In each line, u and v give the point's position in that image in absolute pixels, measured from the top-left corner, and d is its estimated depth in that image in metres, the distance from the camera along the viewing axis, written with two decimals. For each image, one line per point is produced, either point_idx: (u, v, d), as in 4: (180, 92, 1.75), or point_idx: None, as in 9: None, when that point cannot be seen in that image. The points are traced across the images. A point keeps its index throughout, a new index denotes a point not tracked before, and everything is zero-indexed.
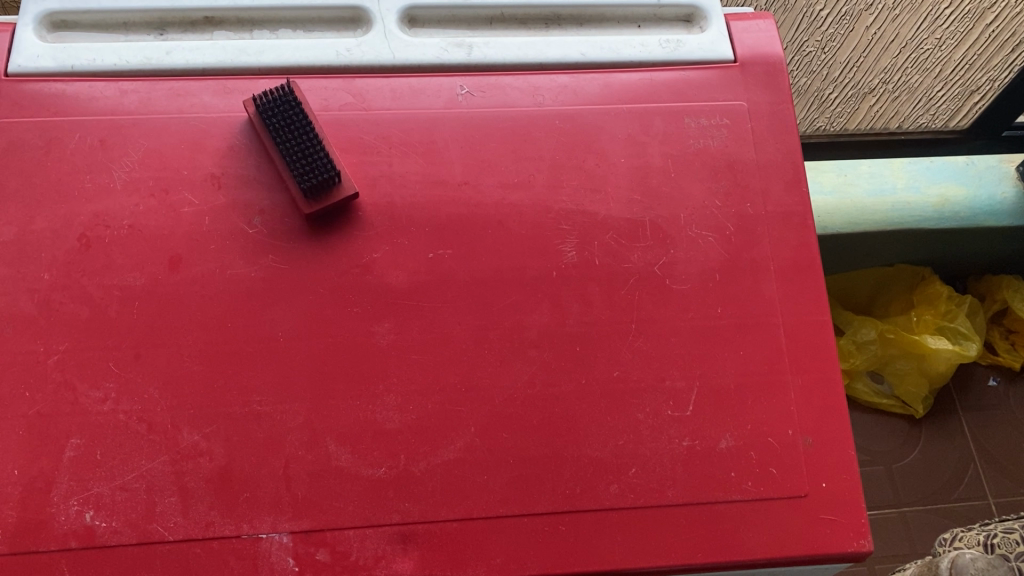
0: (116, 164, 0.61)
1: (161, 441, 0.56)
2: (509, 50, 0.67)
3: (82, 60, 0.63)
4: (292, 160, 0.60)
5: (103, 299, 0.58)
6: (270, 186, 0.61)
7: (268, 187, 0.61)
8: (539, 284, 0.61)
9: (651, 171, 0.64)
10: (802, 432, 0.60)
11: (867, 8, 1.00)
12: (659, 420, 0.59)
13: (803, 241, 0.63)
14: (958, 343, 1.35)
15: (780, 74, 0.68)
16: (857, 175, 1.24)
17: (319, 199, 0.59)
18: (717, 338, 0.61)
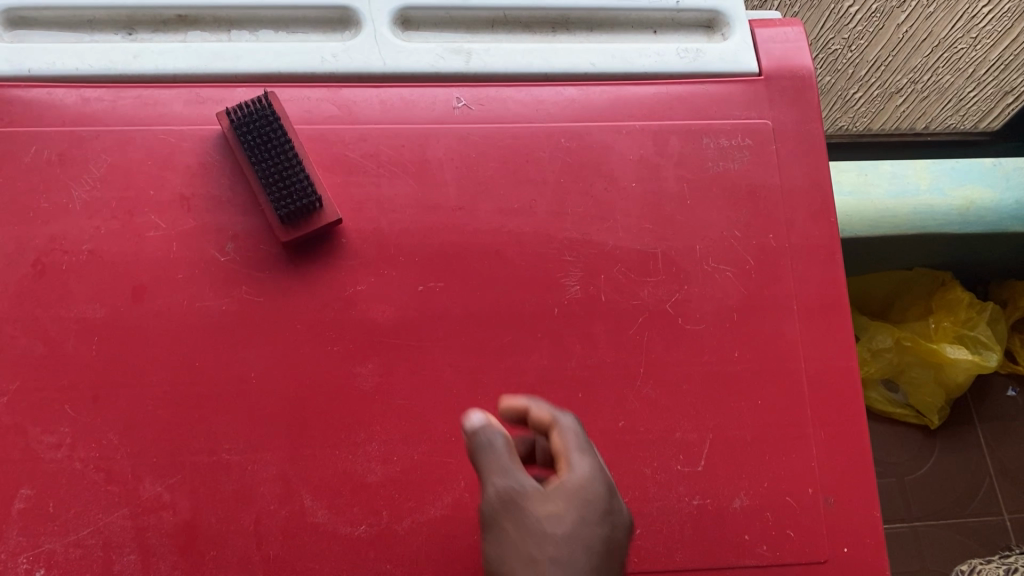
0: (75, 182, 0.55)
1: (120, 493, 0.51)
2: (512, 58, 0.61)
3: (40, 62, 0.57)
4: (266, 182, 0.54)
5: (59, 333, 0.53)
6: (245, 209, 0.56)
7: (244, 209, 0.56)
8: (538, 322, 0.56)
9: (665, 197, 0.59)
10: (823, 491, 0.54)
11: (900, 5, 0.94)
12: (667, 476, 0.54)
13: (830, 277, 0.58)
14: (978, 352, 1.29)
15: (809, 89, 0.62)
16: (877, 175, 1.15)
17: (297, 227, 0.54)
18: (733, 386, 0.55)
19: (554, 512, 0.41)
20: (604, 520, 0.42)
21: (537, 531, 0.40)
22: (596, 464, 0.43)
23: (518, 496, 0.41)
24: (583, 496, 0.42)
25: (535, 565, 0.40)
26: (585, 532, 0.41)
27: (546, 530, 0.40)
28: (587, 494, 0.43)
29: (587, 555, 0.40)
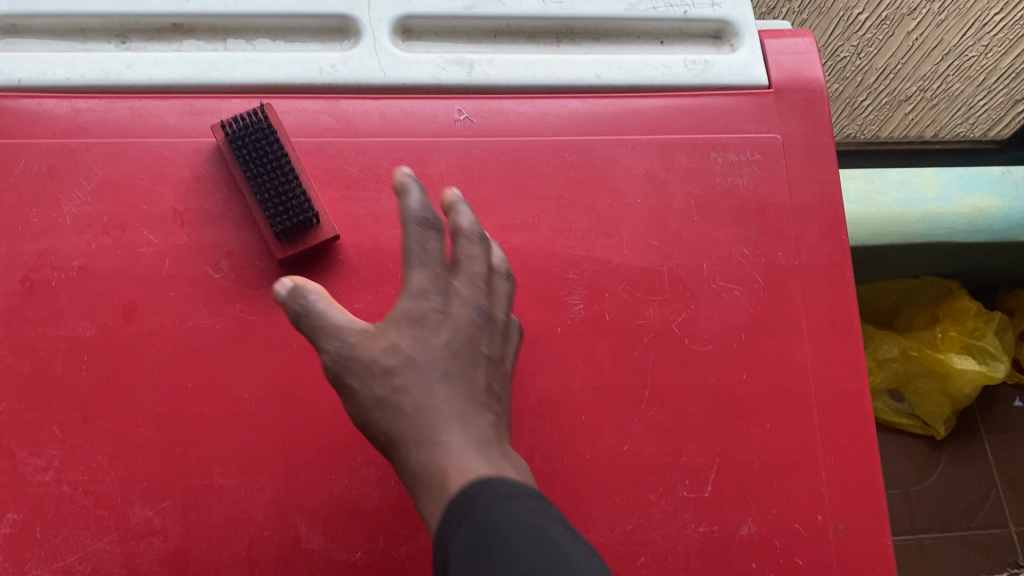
0: (66, 196, 0.54)
1: (109, 518, 0.49)
2: (515, 69, 0.59)
3: (30, 72, 0.56)
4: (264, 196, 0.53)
5: (47, 352, 0.51)
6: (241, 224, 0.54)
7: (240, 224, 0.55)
8: (541, 342, 0.54)
9: (672, 213, 0.57)
10: (833, 518, 0.53)
11: (910, 13, 0.92)
12: (673, 502, 0.52)
13: (840, 297, 0.56)
14: (986, 364, 1.28)
15: (820, 103, 0.60)
16: (885, 182, 1.13)
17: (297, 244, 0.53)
18: (740, 409, 0.54)
19: (387, 343, 0.41)
20: (441, 304, 0.42)
21: (373, 370, 0.41)
22: (421, 280, 0.41)
23: (345, 352, 0.41)
24: (410, 315, 0.41)
25: (383, 403, 0.40)
26: (422, 354, 0.41)
27: (378, 367, 0.41)
28: (423, 313, 0.41)
29: (443, 377, 0.40)
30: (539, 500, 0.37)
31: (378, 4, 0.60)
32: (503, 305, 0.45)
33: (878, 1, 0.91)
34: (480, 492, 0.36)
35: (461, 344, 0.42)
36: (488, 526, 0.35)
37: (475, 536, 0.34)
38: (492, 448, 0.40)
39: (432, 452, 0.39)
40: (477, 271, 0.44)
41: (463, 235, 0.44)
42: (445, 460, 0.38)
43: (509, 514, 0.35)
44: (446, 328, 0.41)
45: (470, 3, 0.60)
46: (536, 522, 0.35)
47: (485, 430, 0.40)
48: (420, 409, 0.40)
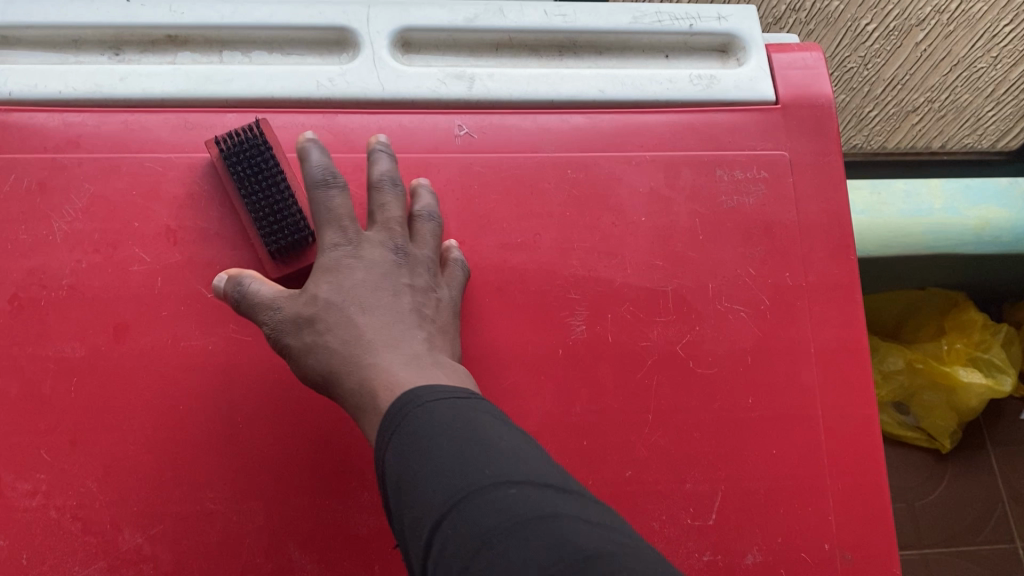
0: (56, 212, 0.53)
1: (97, 544, 0.48)
2: (517, 83, 0.58)
3: (21, 84, 0.55)
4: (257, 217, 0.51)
5: (36, 373, 0.50)
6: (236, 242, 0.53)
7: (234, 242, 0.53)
8: (542, 365, 0.52)
9: (676, 231, 0.56)
10: (840, 546, 0.51)
11: (919, 24, 0.90)
12: (677, 530, 0.51)
13: (848, 319, 0.55)
14: (993, 376, 1.25)
15: (828, 119, 0.59)
16: (891, 194, 1.16)
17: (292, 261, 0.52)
18: (746, 434, 0.53)
19: (311, 295, 0.47)
20: (356, 250, 0.48)
21: (300, 325, 0.46)
22: (331, 236, 0.48)
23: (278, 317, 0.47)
24: (323, 269, 0.47)
25: (315, 347, 0.45)
26: (336, 297, 0.46)
27: (303, 320, 0.46)
28: (341, 261, 0.48)
29: (362, 306, 0.46)
30: (469, 401, 0.40)
31: (377, 16, 0.58)
32: (430, 246, 0.51)
33: (886, 12, 0.88)
34: (405, 401, 0.40)
35: (377, 283, 0.47)
36: (416, 429, 0.38)
37: (405, 441, 0.37)
38: (420, 360, 0.43)
39: (362, 377, 0.43)
40: (393, 216, 0.51)
41: (375, 187, 0.51)
42: (373, 378, 0.42)
43: (434, 414, 0.38)
44: (358, 268, 0.47)
45: (471, 15, 0.59)
46: (461, 417, 0.38)
47: (413, 346, 0.44)
48: (343, 341, 0.44)
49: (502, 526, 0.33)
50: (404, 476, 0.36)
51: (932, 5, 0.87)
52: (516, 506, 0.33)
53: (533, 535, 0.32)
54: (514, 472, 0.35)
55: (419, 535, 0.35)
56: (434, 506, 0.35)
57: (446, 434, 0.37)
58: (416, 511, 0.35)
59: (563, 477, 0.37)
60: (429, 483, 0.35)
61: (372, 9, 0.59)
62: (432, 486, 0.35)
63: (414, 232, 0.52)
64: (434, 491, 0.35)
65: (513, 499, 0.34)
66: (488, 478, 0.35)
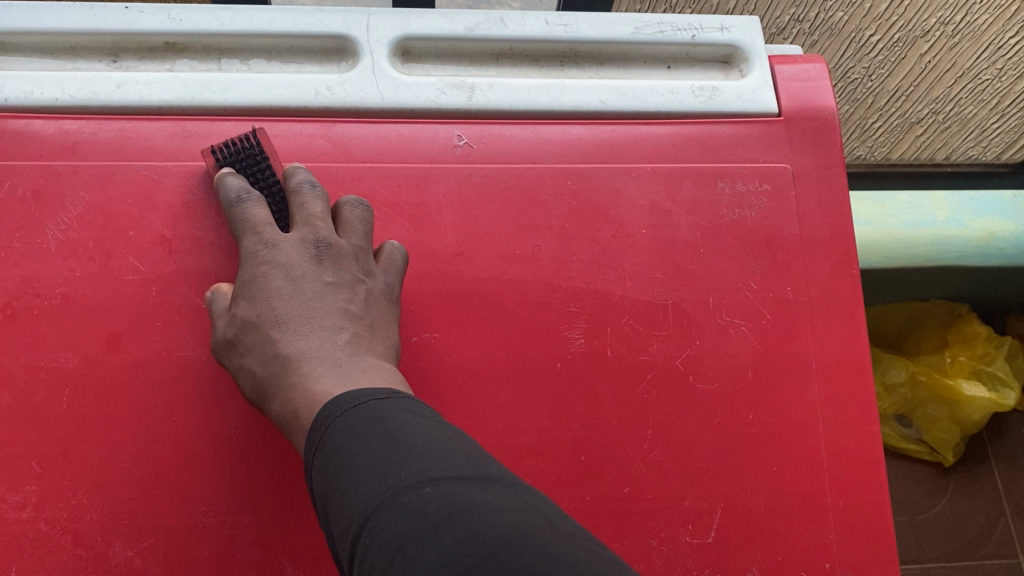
0: (51, 220, 0.52)
1: (87, 558, 0.47)
2: (517, 93, 0.58)
3: (17, 90, 0.54)
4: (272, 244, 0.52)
5: (28, 383, 0.49)
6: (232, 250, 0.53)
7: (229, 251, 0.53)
8: (540, 379, 0.52)
9: (677, 244, 0.55)
10: (841, 566, 0.51)
11: (923, 36, 0.89)
12: (675, 547, 0.50)
13: (850, 334, 0.54)
14: (996, 390, 1.25)
15: (831, 132, 0.58)
16: (895, 205, 1.12)
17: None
18: (746, 450, 0.52)
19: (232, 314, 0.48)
20: (276, 257, 0.49)
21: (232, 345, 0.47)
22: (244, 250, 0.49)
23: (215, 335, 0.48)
24: (244, 281, 0.49)
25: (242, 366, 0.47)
26: (257, 312, 0.47)
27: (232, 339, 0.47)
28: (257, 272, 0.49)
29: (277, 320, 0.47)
30: (387, 402, 0.41)
31: (377, 24, 0.58)
32: (359, 233, 0.52)
33: (891, 24, 0.87)
34: (324, 416, 0.41)
35: (297, 289, 0.48)
36: (336, 442, 0.39)
37: (327, 454, 0.39)
38: (340, 370, 0.45)
39: (289, 393, 0.45)
40: (314, 213, 0.51)
41: (293, 191, 0.52)
42: (298, 394, 0.44)
43: (351, 423, 0.40)
44: (277, 275, 0.48)
45: (471, 24, 0.59)
46: (377, 421, 0.40)
47: (334, 355, 0.46)
48: (264, 361, 0.46)
49: (418, 528, 0.34)
50: (329, 492, 0.38)
51: (937, 18, 0.86)
52: (429, 506, 0.35)
53: (451, 531, 0.33)
54: (429, 471, 0.37)
55: (347, 544, 0.36)
56: (355, 514, 0.36)
57: (362, 442, 0.39)
58: (342, 521, 0.37)
59: (479, 465, 0.38)
60: (350, 494, 0.37)
61: (372, 17, 0.58)
62: (353, 497, 0.37)
63: (341, 221, 0.52)
64: (355, 501, 0.37)
65: (427, 500, 0.35)
66: (406, 481, 0.36)
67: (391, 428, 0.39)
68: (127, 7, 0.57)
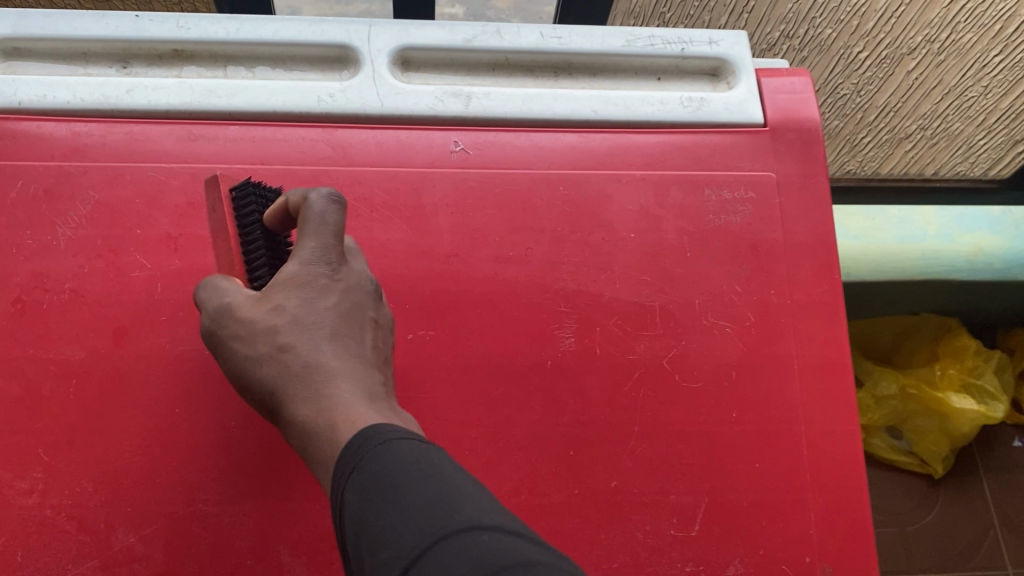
0: (61, 218, 0.54)
1: (91, 543, 0.49)
2: (513, 102, 0.60)
3: (31, 94, 0.57)
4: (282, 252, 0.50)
5: (36, 374, 0.51)
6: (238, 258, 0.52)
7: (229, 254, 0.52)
8: (531, 376, 0.53)
9: (665, 249, 0.57)
10: (821, 560, 0.52)
11: (910, 53, 0.91)
12: (660, 540, 0.51)
13: (831, 336, 0.56)
14: (985, 402, 1.26)
15: (815, 142, 0.60)
16: (885, 220, 1.15)
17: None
18: (730, 448, 0.53)
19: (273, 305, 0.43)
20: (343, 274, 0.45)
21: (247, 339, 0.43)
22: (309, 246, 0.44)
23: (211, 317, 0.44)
24: (299, 281, 0.43)
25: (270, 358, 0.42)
26: (309, 315, 0.42)
27: (250, 335, 0.42)
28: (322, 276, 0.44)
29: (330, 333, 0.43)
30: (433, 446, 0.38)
31: (378, 35, 0.61)
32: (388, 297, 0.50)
33: (878, 41, 0.90)
34: (366, 440, 0.37)
35: (351, 313, 0.44)
36: (380, 472, 0.35)
37: (368, 481, 0.35)
38: (378, 404, 0.41)
39: (309, 410, 0.40)
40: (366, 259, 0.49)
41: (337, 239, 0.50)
42: (335, 409, 0.40)
43: (398, 456, 0.36)
44: (341, 292, 0.44)
45: (469, 35, 0.61)
46: (424, 463, 0.36)
47: (372, 387, 0.42)
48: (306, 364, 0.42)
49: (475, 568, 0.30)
50: (368, 522, 0.34)
51: (923, 36, 0.89)
52: (488, 552, 0.31)
53: None
54: (484, 519, 0.33)
55: None
56: (402, 551, 0.32)
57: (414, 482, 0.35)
58: (382, 555, 0.33)
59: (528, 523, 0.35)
60: (398, 529, 0.33)
61: (373, 28, 0.61)
62: (399, 535, 0.33)
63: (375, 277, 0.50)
64: (401, 537, 0.33)
65: (484, 545, 0.31)
66: (460, 522, 0.33)
67: (445, 471, 0.36)
68: (138, 16, 0.59)
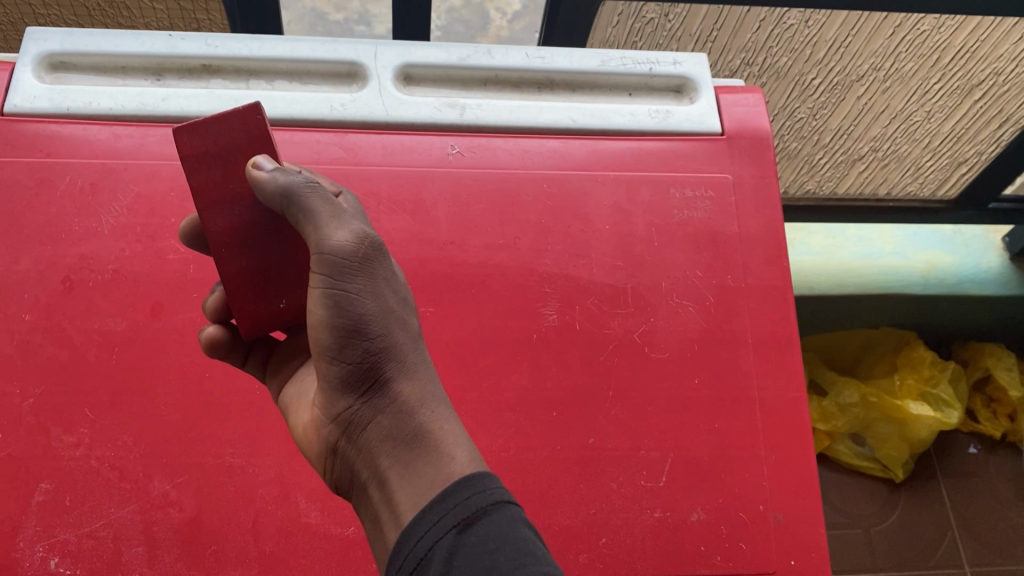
0: (105, 208, 0.61)
1: (131, 490, 0.55)
2: (501, 113, 0.68)
3: (78, 102, 0.64)
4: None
5: (82, 343, 0.58)
6: (198, 178, 0.48)
7: (214, 186, 0.48)
8: (518, 348, 0.61)
9: (636, 239, 0.65)
10: (773, 508, 0.59)
11: (859, 80, 1.01)
12: (632, 490, 0.59)
13: (781, 315, 0.64)
14: (941, 410, 1.34)
15: (766, 149, 0.69)
16: (845, 238, 1.36)
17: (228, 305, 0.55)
18: (693, 410, 0.61)
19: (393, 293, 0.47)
20: None
21: (379, 297, 0.45)
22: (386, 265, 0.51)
23: (341, 239, 0.44)
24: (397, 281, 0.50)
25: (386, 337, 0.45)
26: (414, 330, 0.47)
27: (384, 298, 0.46)
28: None
29: None
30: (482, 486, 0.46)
31: (384, 54, 0.69)
32: None
33: (829, 68, 0.99)
34: (477, 509, 0.39)
35: None
36: (491, 534, 0.38)
37: (475, 543, 0.38)
38: None
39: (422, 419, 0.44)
40: None
41: None
42: (443, 432, 0.44)
43: (514, 529, 0.39)
44: None
45: (463, 55, 0.70)
46: (533, 543, 0.39)
47: None
48: (416, 376, 0.46)
49: None
50: None
51: (869, 64, 0.98)
52: None
53: None
54: None
55: None
56: None
57: (516, 557, 0.38)
58: None
59: None
60: None
61: (379, 48, 0.69)
62: None
63: None
64: None
65: None
66: None
67: (542, 557, 0.38)
68: (171, 36, 0.67)
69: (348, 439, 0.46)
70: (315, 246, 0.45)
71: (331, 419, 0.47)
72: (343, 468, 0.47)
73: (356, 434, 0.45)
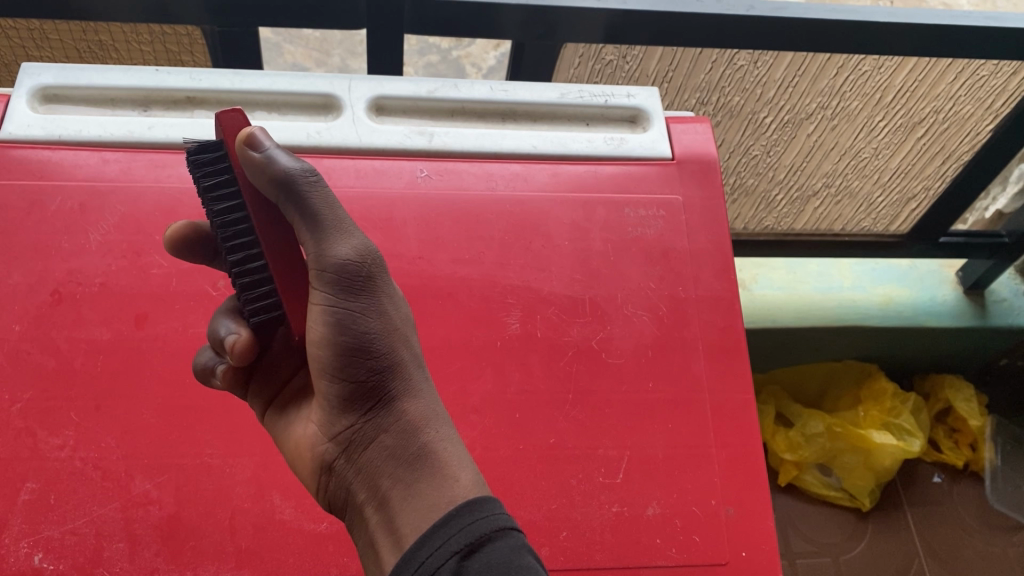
0: (93, 227, 0.65)
1: (114, 488, 0.58)
2: (467, 139, 0.73)
3: (69, 130, 0.68)
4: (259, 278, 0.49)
5: (69, 351, 0.61)
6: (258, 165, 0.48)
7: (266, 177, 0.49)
8: (482, 353, 0.65)
9: (593, 254, 0.70)
10: (724, 503, 0.63)
11: (808, 118, 1.08)
12: (591, 485, 0.62)
13: (728, 324, 0.69)
14: (903, 438, 1.38)
15: (714, 173, 0.75)
16: (805, 273, 1.41)
17: (241, 359, 0.51)
18: (648, 411, 0.65)
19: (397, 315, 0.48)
20: None
21: (381, 316, 0.47)
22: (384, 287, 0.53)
23: (344, 258, 0.45)
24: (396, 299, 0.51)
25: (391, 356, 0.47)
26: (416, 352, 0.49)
27: (386, 316, 0.47)
28: None
29: None
30: None
31: (357, 87, 0.74)
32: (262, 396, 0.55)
33: (779, 107, 1.06)
34: (485, 538, 0.41)
35: None
36: (497, 560, 0.40)
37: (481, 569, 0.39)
38: None
39: (426, 439, 0.46)
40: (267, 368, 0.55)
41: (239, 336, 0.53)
42: (446, 452, 0.46)
43: (521, 556, 0.40)
44: None
45: (431, 88, 0.75)
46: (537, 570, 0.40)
47: None
48: (418, 396, 0.47)
49: None
50: None
51: (816, 103, 1.05)
52: None
53: None
54: None
55: None
56: None
57: None
58: None
59: None
60: None
61: (353, 81, 0.74)
62: None
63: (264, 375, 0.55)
64: None
65: None
66: None
67: None
68: (157, 70, 0.72)
69: (348, 457, 0.47)
70: (317, 262, 0.46)
71: (330, 436, 0.48)
72: (339, 485, 0.48)
73: (358, 451, 0.47)
